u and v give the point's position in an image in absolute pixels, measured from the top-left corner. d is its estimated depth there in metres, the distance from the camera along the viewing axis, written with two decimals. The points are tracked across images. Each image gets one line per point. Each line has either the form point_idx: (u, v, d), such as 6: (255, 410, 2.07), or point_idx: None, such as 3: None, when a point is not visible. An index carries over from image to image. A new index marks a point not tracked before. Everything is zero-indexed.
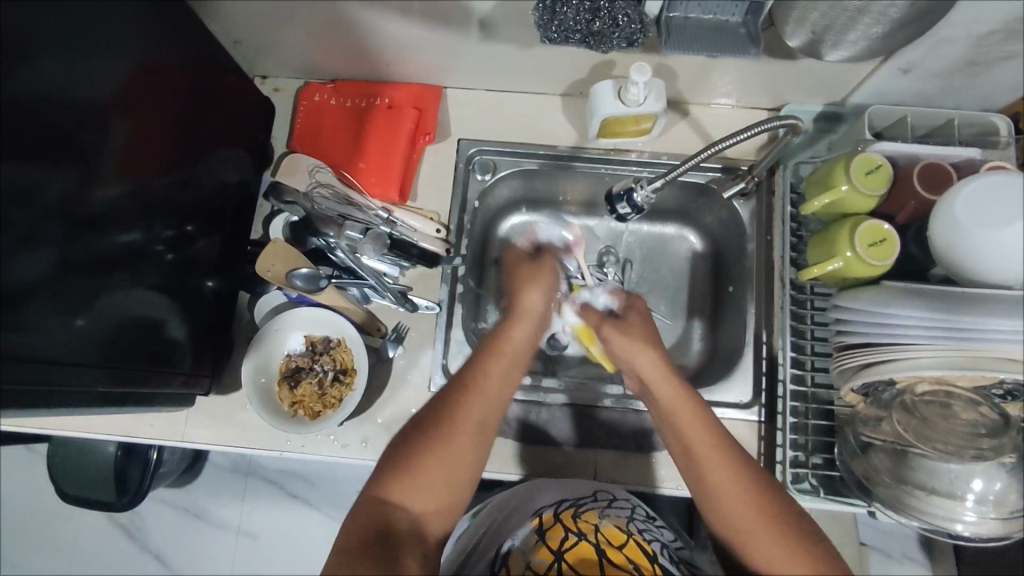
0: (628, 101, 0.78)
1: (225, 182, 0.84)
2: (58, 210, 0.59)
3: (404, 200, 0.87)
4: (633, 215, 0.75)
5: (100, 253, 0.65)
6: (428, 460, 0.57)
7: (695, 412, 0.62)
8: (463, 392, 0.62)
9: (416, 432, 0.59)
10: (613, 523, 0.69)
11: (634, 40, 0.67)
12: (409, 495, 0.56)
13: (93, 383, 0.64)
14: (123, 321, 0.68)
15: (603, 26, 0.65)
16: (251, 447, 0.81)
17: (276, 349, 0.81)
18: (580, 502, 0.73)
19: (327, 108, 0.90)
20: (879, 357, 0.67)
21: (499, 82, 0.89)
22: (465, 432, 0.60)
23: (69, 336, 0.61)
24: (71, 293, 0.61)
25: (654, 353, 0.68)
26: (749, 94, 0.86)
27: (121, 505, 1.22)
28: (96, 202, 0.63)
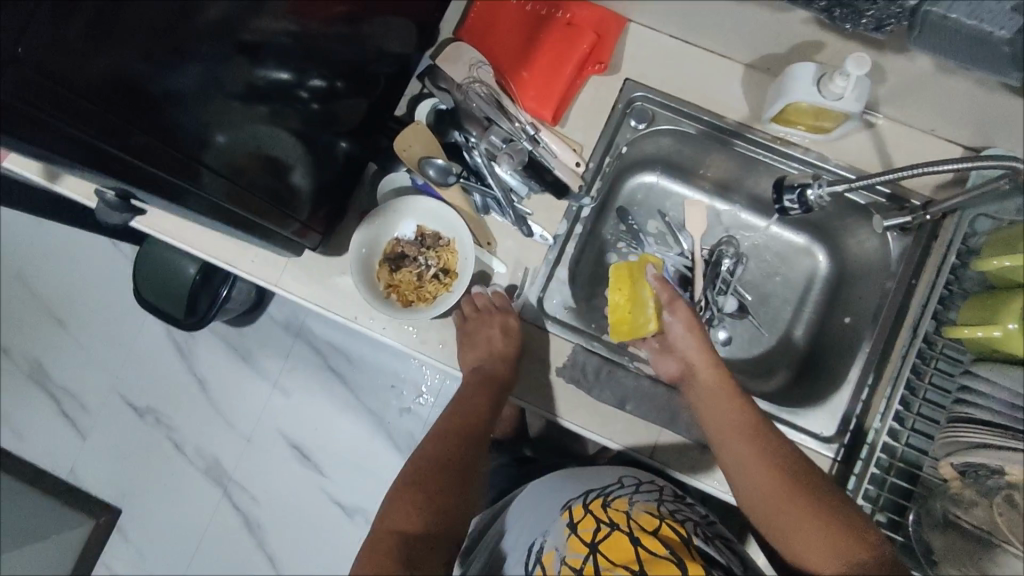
0: (826, 93, 0.72)
1: (386, 50, 0.82)
2: (213, 28, 0.57)
3: (554, 123, 0.84)
4: (797, 212, 0.72)
5: (247, 81, 0.64)
6: (432, 489, 0.69)
7: (727, 395, 0.73)
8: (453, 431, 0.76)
9: (417, 475, 0.70)
10: (644, 509, 0.67)
11: (882, 25, 0.59)
12: (418, 512, 0.66)
13: (212, 200, 0.64)
14: (254, 152, 0.69)
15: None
16: (335, 311, 0.83)
17: (387, 230, 0.81)
18: (609, 492, 0.71)
19: (506, 5, 0.85)
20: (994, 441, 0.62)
21: (686, 31, 0.83)
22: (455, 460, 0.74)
23: (205, 150, 0.62)
24: (213, 111, 0.61)
25: (700, 337, 0.77)
26: (952, 125, 0.78)
27: (189, 324, 1.29)
28: (259, 29, 0.62)
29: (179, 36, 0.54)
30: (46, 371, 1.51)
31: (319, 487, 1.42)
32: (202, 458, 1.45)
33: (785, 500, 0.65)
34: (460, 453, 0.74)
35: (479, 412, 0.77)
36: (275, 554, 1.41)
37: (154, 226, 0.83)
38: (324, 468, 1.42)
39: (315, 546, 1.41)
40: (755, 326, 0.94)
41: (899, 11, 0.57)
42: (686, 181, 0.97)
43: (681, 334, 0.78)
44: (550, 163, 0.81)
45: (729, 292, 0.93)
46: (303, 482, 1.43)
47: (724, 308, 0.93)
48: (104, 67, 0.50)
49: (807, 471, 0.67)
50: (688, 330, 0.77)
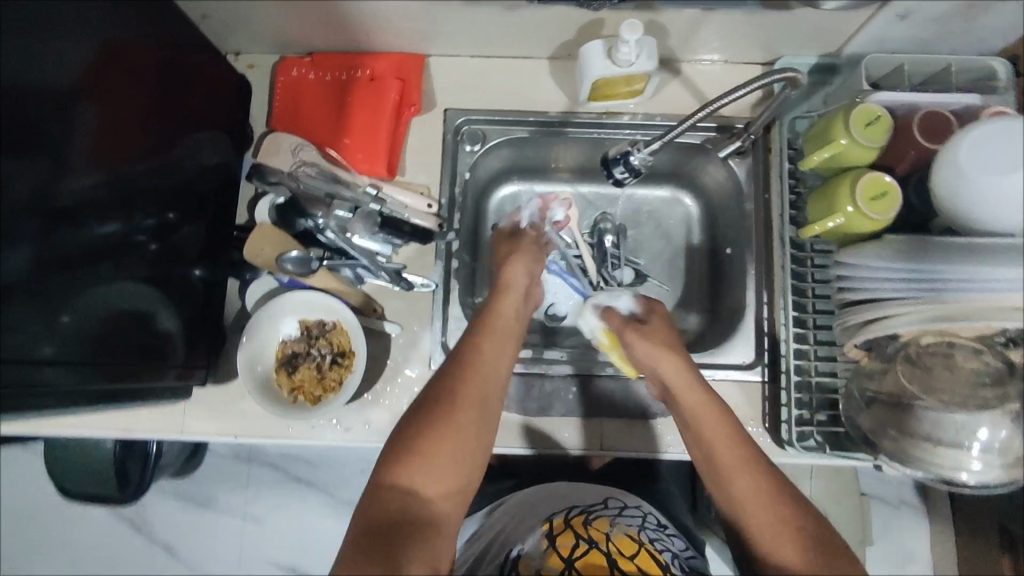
0: (620, 62, 0.76)
1: (205, 166, 0.81)
2: (24, 204, 0.56)
3: (392, 175, 0.85)
4: (630, 179, 0.74)
5: (76, 246, 0.61)
6: (434, 441, 0.59)
7: (721, 418, 0.64)
8: (462, 388, 0.62)
9: (429, 409, 0.61)
10: (625, 531, 0.69)
11: None
12: (415, 464, 0.58)
13: (73, 382, 0.62)
14: (107, 316, 0.66)
15: None
16: (253, 435, 0.80)
17: (270, 337, 0.79)
18: (590, 511, 0.73)
19: (306, 82, 0.86)
20: (871, 315, 0.68)
21: (482, 48, 0.86)
22: (466, 416, 0.61)
23: (51, 331, 0.59)
24: (52, 291, 0.59)
25: (679, 358, 0.70)
26: (742, 48, 0.83)
27: (129, 495, 1.22)
28: (68, 192, 0.60)
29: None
30: None
31: None
32: None
33: (756, 507, 0.58)
34: (468, 417, 0.61)
35: (496, 347, 0.68)
36: None
37: (21, 427, 0.79)
38: None
39: None
40: (656, 285, 0.97)
41: None
42: (543, 178, 0.99)
43: (663, 364, 0.70)
44: (403, 214, 0.82)
45: (622, 264, 0.95)
46: None
47: (623, 281, 0.95)
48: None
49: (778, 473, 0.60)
50: (661, 356, 0.71)
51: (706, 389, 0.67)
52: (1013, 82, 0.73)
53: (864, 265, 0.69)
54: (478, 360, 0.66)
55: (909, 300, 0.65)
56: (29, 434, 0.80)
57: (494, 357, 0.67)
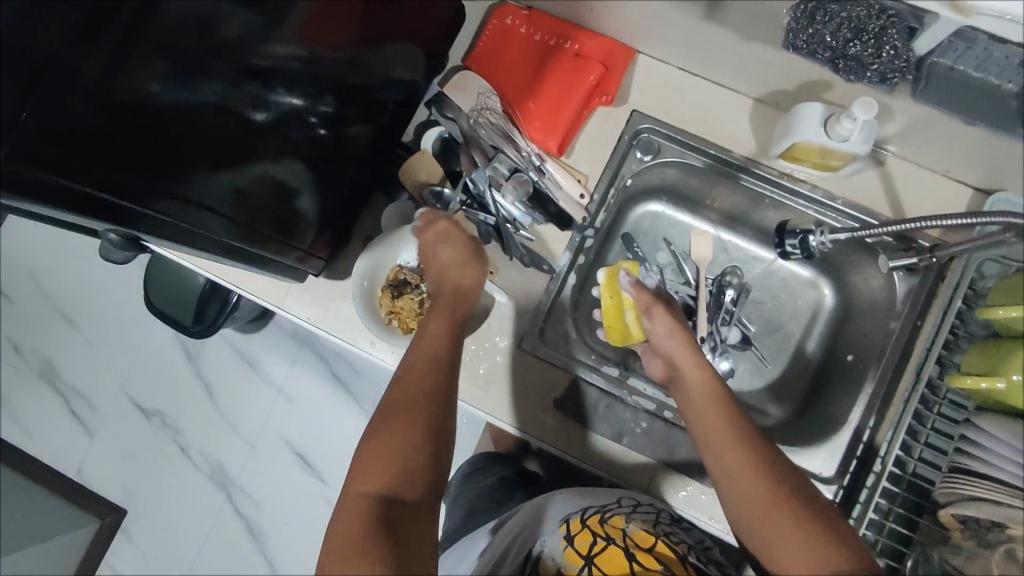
0: (834, 135, 0.72)
1: (395, 78, 0.83)
2: (227, 47, 0.57)
3: (560, 154, 0.84)
4: (798, 255, 0.83)
5: (255, 104, 0.63)
6: (377, 442, 0.56)
7: (726, 419, 0.62)
8: (407, 378, 0.60)
9: (384, 415, 0.58)
10: (641, 524, 0.70)
11: (888, 77, 0.61)
12: (387, 467, 0.54)
13: (220, 234, 0.64)
14: (262, 180, 0.68)
15: (860, 52, 0.59)
16: (338, 336, 0.84)
17: (390, 258, 0.82)
18: (606, 508, 0.73)
19: (516, 35, 0.85)
20: (988, 494, 0.64)
21: (695, 65, 0.83)
22: (421, 403, 0.58)
23: (210, 179, 0.60)
24: (224, 139, 0.60)
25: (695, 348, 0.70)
26: (966, 167, 0.77)
27: (197, 333, 1.29)
28: (269, 53, 0.62)
29: (197, 55, 0.54)
30: (58, 372, 1.53)
31: (320, 494, 1.43)
32: (207, 462, 1.46)
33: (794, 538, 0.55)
34: (423, 404, 0.58)
35: (438, 322, 0.65)
36: (274, 559, 1.42)
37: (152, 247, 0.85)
38: (326, 476, 1.42)
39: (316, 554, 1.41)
40: (758, 359, 0.93)
41: (904, 65, 0.59)
42: (692, 210, 0.96)
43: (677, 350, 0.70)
44: (554, 195, 0.82)
45: (733, 323, 0.91)
46: (305, 490, 1.43)
47: (727, 339, 0.91)
48: (87, 85, 0.47)
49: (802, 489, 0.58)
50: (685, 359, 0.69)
51: (723, 396, 0.65)
52: None
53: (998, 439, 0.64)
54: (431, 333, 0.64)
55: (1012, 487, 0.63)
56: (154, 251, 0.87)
57: (438, 332, 0.64)
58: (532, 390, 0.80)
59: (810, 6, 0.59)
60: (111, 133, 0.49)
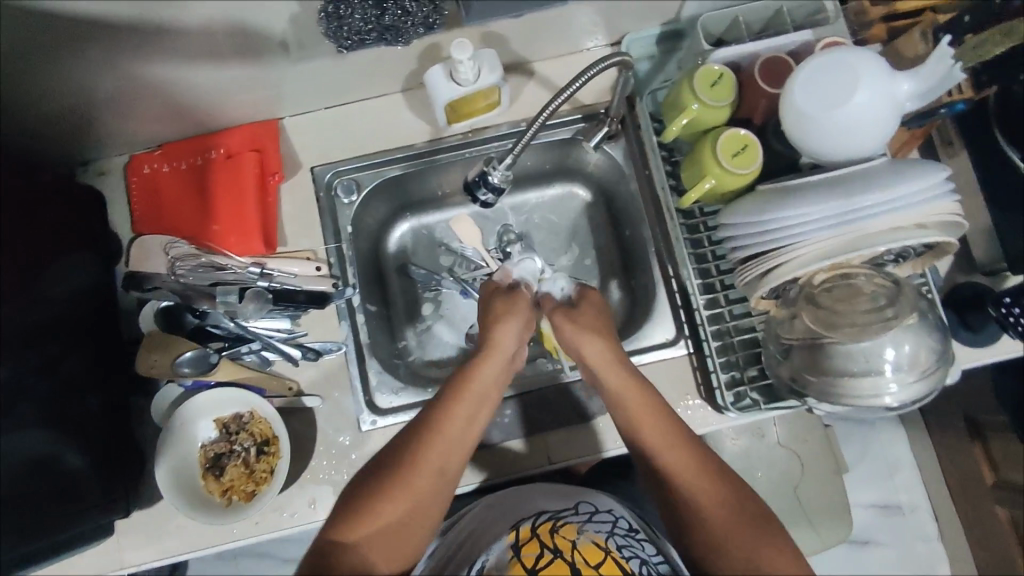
0: (462, 81, 0.75)
1: (77, 289, 0.75)
2: None
3: (273, 247, 0.82)
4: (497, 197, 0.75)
5: None
6: (380, 499, 0.59)
7: (644, 393, 0.66)
8: (433, 419, 0.63)
9: (377, 475, 0.61)
10: (592, 537, 0.66)
11: (431, 23, 0.69)
12: (368, 521, 0.58)
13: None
14: (1, 471, 0.61)
15: (394, 18, 0.66)
16: (197, 549, 0.77)
17: (189, 444, 0.76)
18: (559, 515, 0.70)
19: (161, 177, 0.83)
20: (773, 262, 0.66)
21: (333, 97, 0.84)
22: (423, 480, 0.61)
23: None
24: None
25: (604, 342, 0.69)
26: (587, 34, 0.83)
27: None
28: None
29: None
30: None
31: None
32: None
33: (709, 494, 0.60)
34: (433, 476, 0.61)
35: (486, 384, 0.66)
36: None
37: None
38: None
39: None
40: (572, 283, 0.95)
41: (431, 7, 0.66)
42: (435, 208, 0.97)
43: (585, 345, 0.70)
44: (294, 286, 0.79)
45: None
46: None
47: None
48: None
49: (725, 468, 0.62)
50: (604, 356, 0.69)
51: (637, 379, 0.67)
52: (841, 9, 0.75)
53: (758, 219, 0.66)
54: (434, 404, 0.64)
55: (806, 242, 0.64)
56: None
57: (463, 415, 0.64)
58: None
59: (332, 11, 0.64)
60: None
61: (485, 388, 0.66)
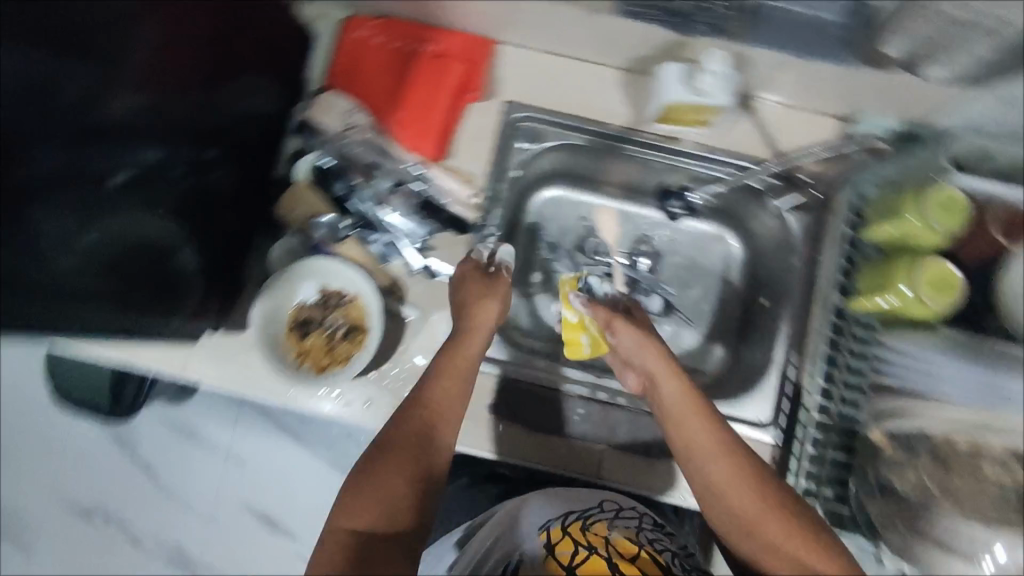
0: (696, 90, 0.73)
1: (252, 111, 0.77)
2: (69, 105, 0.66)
3: (439, 157, 0.82)
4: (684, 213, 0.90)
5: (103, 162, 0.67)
6: (380, 468, 0.57)
7: (697, 408, 0.63)
8: (409, 412, 0.62)
9: (381, 454, 0.59)
10: (625, 533, 0.67)
11: (719, 27, 0.71)
12: (368, 508, 0.55)
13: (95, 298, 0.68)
14: (128, 240, 0.69)
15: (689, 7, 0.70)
16: (250, 392, 0.78)
17: (288, 297, 0.79)
18: (588, 514, 0.70)
19: (368, 46, 0.83)
20: (920, 404, 0.67)
21: (557, 45, 0.83)
22: (402, 449, 0.59)
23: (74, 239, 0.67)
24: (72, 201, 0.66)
25: (666, 357, 0.68)
26: (826, 98, 0.79)
27: (122, 412, 1.20)
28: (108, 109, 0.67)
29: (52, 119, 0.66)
30: None
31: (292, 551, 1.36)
32: (165, 547, 1.36)
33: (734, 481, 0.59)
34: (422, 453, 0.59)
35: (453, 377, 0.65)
36: None
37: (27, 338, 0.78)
38: (292, 530, 1.36)
39: None
40: (681, 321, 0.93)
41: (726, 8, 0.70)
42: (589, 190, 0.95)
43: (645, 359, 0.69)
44: (443, 201, 0.81)
45: (654, 291, 0.93)
46: (276, 547, 1.37)
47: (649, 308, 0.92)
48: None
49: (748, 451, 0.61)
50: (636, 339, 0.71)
51: (694, 394, 0.64)
52: None
53: (929, 361, 0.68)
54: (438, 394, 0.64)
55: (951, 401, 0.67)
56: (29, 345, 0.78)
57: (437, 401, 0.63)
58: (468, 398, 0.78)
59: None
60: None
61: (453, 393, 0.64)
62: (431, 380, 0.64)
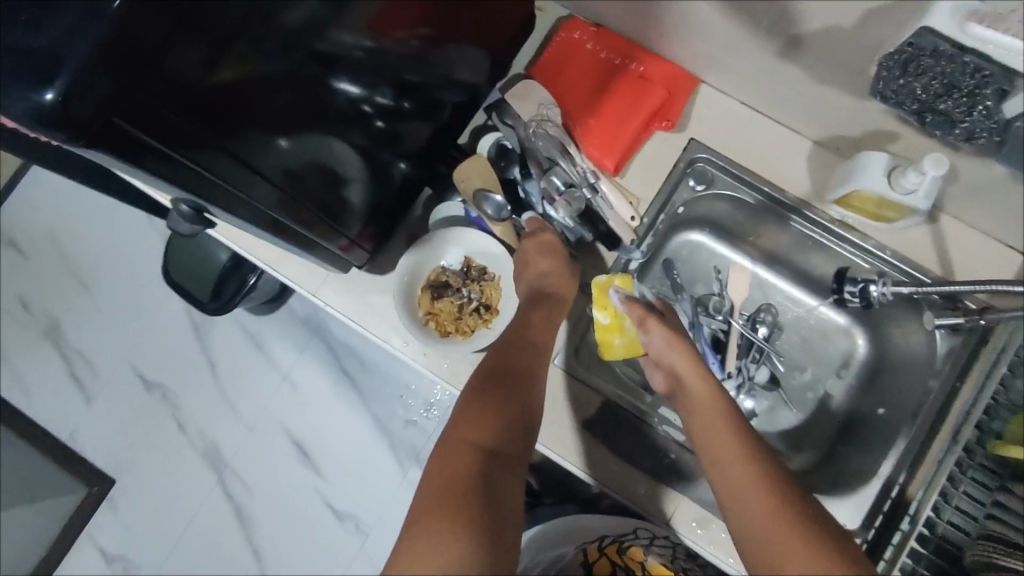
0: (898, 187, 0.71)
1: (456, 78, 0.79)
2: (293, 33, 0.52)
3: (615, 174, 0.83)
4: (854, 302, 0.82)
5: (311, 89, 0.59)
6: (473, 403, 0.60)
7: (724, 418, 0.65)
8: (497, 359, 0.67)
9: (485, 384, 0.63)
10: (660, 560, 0.82)
11: (975, 136, 0.59)
12: (478, 425, 0.57)
13: (263, 200, 0.61)
14: (309, 162, 0.65)
15: (950, 106, 0.58)
16: (371, 332, 0.82)
17: (434, 257, 0.81)
18: (626, 537, 0.84)
19: (580, 50, 0.85)
20: None
21: (759, 100, 0.82)
22: (504, 385, 0.63)
23: (270, 155, 0.59)
24: (278, 117, 0.57)
25: (705, 378, 0.70)
26: (1016, 232, 0.76)
27: (212, 309, 1.25)
28: (333, 40, 0.57)
29: (262, 34, 0.50)
30: (64, 331, 1.47)
31: (315, 489, 1.37)
32: (203, 442, 1.40)
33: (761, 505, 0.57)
34: (515, 383, 0.64)
35: (539, 331, 0.72)
36: (260, 550, 1.36)
37: None
38: (322, 469, 1.37)
39: (304, 553, 1.35)
40: (783, 400, 0.92)
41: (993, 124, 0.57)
42: (735, 247, 0.95)
43: (692, 380, 0.71)
44: (604, 213, 0.82)
45: (763, 362, 0.91)
46: (298, 482, 1.37)
47: (755, 377, 0.91)
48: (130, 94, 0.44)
49: (783, 479, 0.59)
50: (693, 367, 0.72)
51: (729, 412, 0.66)
52: None
53: None
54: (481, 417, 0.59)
55: None
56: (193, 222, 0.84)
57: (521, 353, 0.68)
58: (566, 406, 0.79)
59: (906, 54, 0.57)
60: (159, 104, 0.46)
61: (530, 336, 0.71)
62: (482, 395, 0.62)
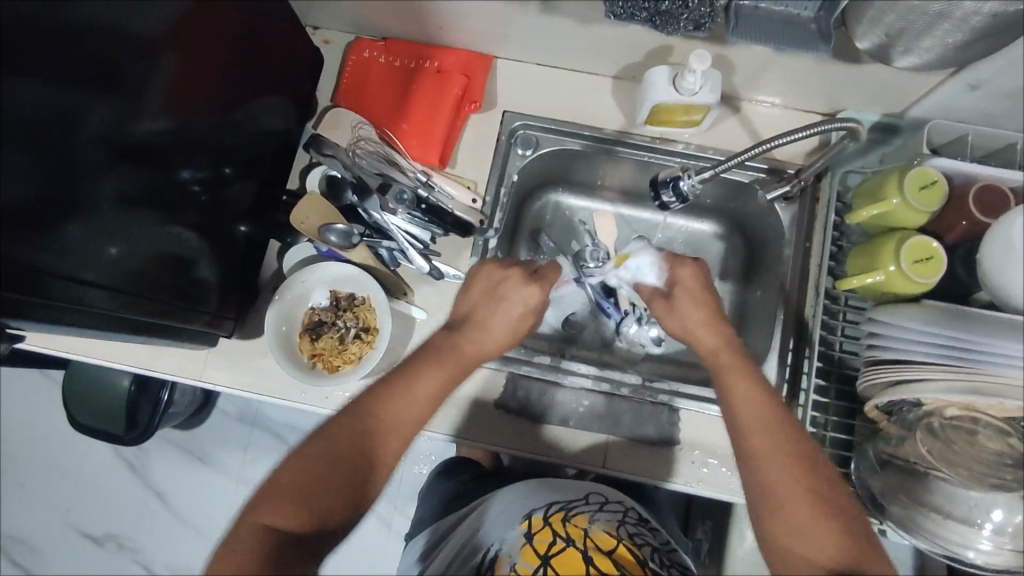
0: (683, 90, 0.76)
1: (266, 129, 0.81)
2: (97, 136, 0.57)
3: (443, 166, 0.87)
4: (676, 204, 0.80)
5: (134, 182, 0.62)
6: (300, 464, 0.54)
7: (749, 379, 0.63)
8: (361, 401, 0.59)
9: (336, 422, 0.58)
10: (604, 527, 0.68)
11: (701, 23, 0.69)
12: (297, 500, 0.52)
13: (112, 309, 0.61)
14: (154, 254, 0.65)
15: (671, 7, 0.67)
16: (267, 394, 0.82)
17: (302, 301, 0.82)
18: (571, 506, 0.71)
19: (375, 66, 0.88)
20: (907, 376, 0.65)
21: (550, 57, 0.87)
22: (340, 442, 0.56)
23: (99, 264, 0.59)
24: (105, 224, 0.59)
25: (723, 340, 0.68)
26: (804, 96, 0.84)
27: (133, 439, 1.17)
28: (134, 132, 0.61)
29: (66, 147, 0.54)
30: None
31: None
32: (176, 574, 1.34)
33: (773, 451, 0.57)
34: (366, 444, 0.57)
35: (430, 383, 0.63)
36: None
37: (50, 346, 0.81)
38: None
39: None
40: None
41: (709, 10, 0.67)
42: (589, 195, 1.00)
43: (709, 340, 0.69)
44: (448, 205, 0.84)
45: None
46: None
47: None
48: None
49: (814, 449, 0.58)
50: (699, 324, 0.70)
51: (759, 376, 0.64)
52: None
53: (902, 330, 0.66)
54: (392, 425, 0.59)
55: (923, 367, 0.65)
56: (55, 354, 0.82)
57: (415, 395, 0.61)
58: (476, 392, 0.81)
59: None
60: None
61: (427, 383, 0.62)
62: (309, 449, 0.55)
